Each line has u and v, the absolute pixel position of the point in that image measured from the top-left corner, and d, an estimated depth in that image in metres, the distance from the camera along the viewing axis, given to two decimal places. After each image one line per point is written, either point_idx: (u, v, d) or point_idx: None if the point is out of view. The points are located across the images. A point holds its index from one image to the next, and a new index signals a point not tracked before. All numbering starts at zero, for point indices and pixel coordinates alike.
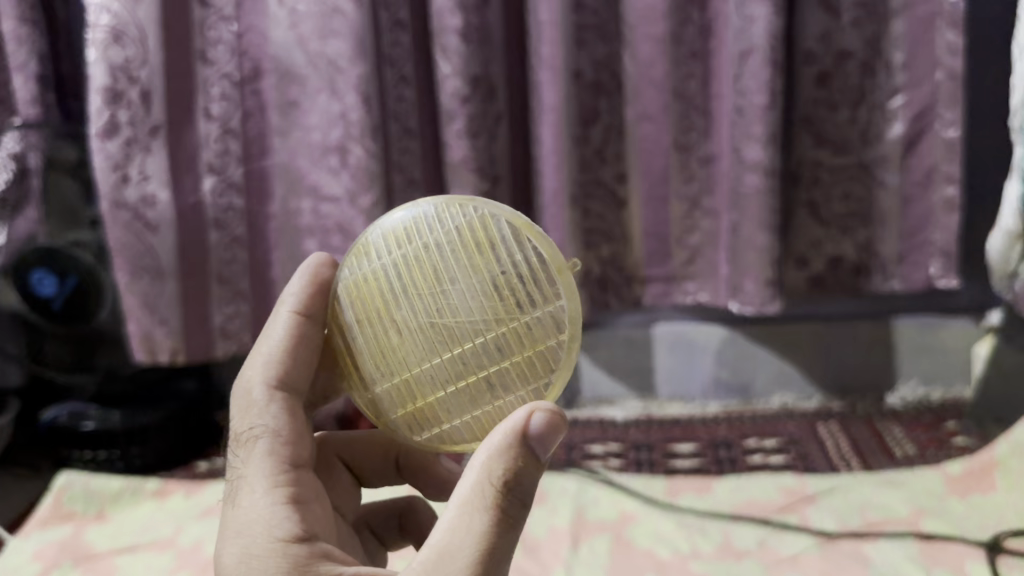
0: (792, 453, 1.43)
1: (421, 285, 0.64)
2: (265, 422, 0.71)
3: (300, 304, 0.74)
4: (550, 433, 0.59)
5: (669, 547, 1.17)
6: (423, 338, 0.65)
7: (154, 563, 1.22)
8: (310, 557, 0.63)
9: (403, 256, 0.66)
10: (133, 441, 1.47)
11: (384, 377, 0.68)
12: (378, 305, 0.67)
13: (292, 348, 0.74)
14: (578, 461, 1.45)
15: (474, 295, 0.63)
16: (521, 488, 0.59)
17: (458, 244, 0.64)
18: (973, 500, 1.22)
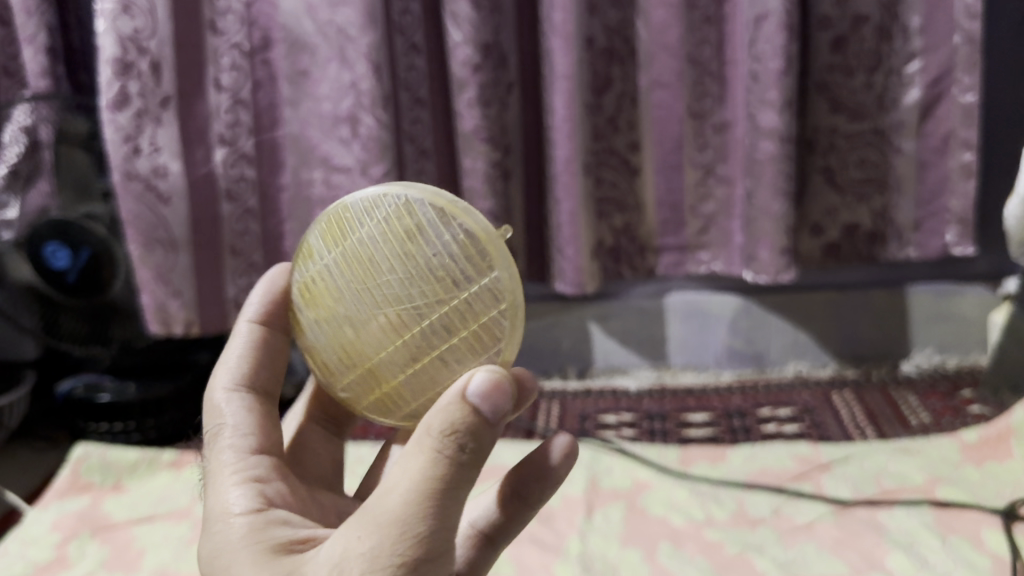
0: (806, 421, 1.43)
1: (363, 280, 0.64)
2: (223, 416, 0.72)
3: (258, 315, 0.78)
4: (494, 395, 0.56)
5: (683, 515, 1.17)
6: (375, 332, 0.65)
7: (171, 532, 1.23)
8: (269, 526, 0.63)
9: (344, 254, 0.66)
10: (149, 412, 1.48)
11: (348, 369, 0.68)
12: (328, 301, 0.67)
13: (259, 357, 0.77)
14: (592, 431, 1.45)
15: (412, 283, 0.62)
16: (467, 445, 0.55)
17: (392, 233, 0.63)
18: (989, 468, 1.21)
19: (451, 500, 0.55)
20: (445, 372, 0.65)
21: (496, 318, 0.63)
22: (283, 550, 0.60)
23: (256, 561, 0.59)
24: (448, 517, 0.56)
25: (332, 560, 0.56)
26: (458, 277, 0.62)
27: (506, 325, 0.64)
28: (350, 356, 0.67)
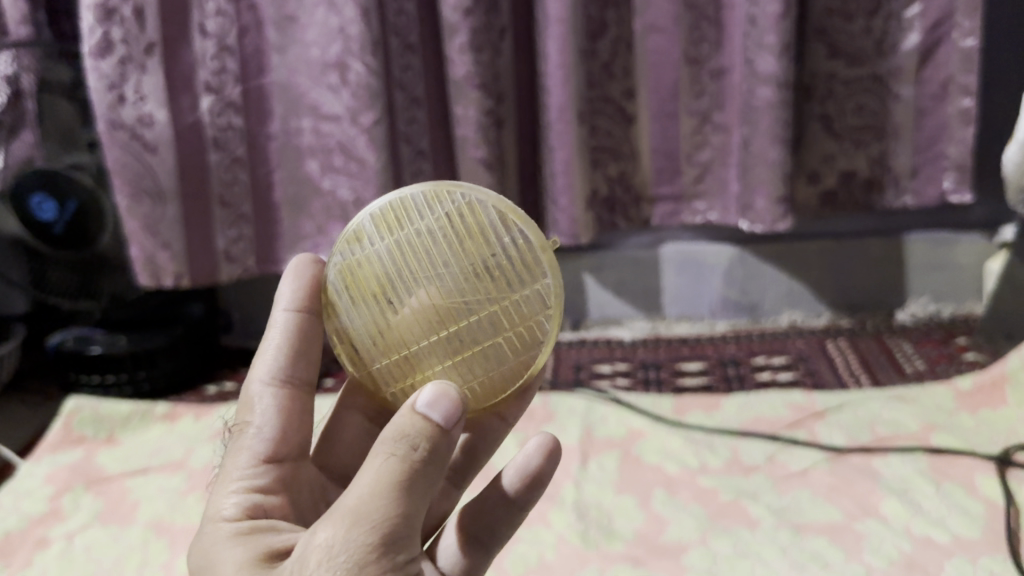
0: (800, 369, 1.43)
1: (419, 270, 0.69)
2: (249, 415, 0.72)
3: (302, 306, 0.75)
4: (444, 403, 0.58)
5: (678, 463, 1.17)
6: (425, 321, 0.70)
7: (166, 484, 1.23)
8: (259, 528, 0.63)
9: (398, 243, 0.69)
10: (140, 365, 1.46)
11: (384, 353, 0.72)
12: (373, 286, 0.70)
13: (300, 353, 0.75)
14: (586, 381, 1.45)
15: (473, 279, 0.68)
16: (421, 443, 0.56)
17: (456, 230, 0.68)
18: (984, 415, 1.21)
19: (412, 497, 0.56)
20: (484, 364, 0.72)
21: (539, 322, 0.71)
22: (270, 546, 0.60)
23: (240, 560, 0.58)
24: (411, 515, 0.56)
25: (297, 555, 0.55)
26: (514, 279, 0.69)
27: (547, 329, 0.71)
28: (391, 343, 0.71)
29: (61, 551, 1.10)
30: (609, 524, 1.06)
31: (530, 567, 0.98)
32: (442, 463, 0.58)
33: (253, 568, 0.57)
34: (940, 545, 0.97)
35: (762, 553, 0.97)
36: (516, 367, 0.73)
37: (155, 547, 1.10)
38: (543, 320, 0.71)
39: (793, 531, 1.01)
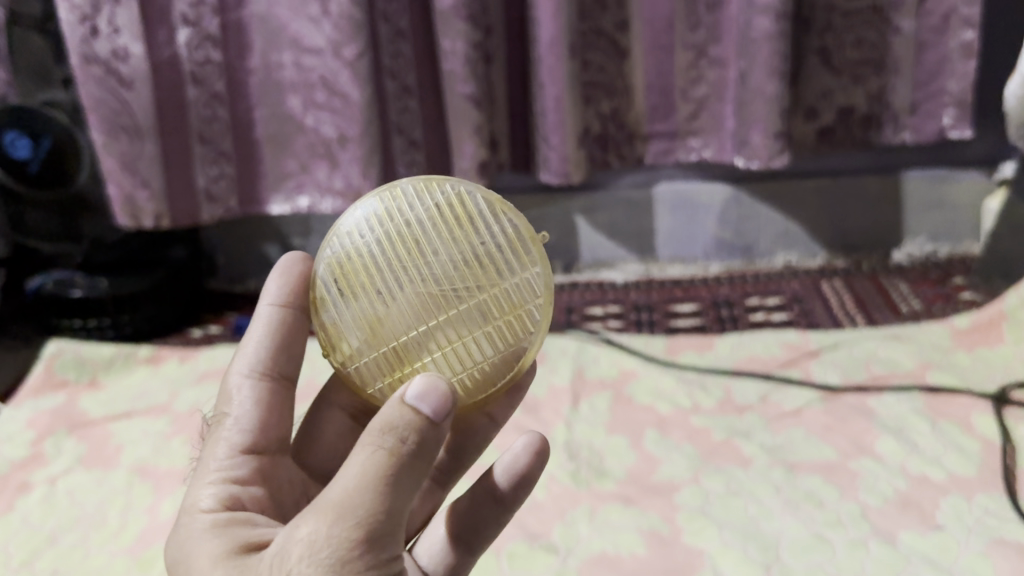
0: (794, 310, 1.40)
1: (407, 257, 0.65)
2: (228, 408, 0.69)
3: (285, 298, 0.74)
4: (433, 395, 0.54)
5: (670, 403, 1.15)
6: (416, 309, 0.65)
7: (150, 428, 1.20)
8: (235, 520, 0.60)
9: (386, 232, 0.66)
10: (123, 308, 1.44)
11: (371, 345, 0.66)
12: (362, 276, 0.66)
13: (281, 346, 0.73)
14: (577, 323, 1.43)
15: (464, 266, 0.64)
16: (410, 437, 0.53)
17: (447, 218, 0.65)
18: (980, 353, 1.20)
19: (397, 493, 0.52)
20: (476, 356, 0.66)
21: (530, 309, 0.67)
22: (245, 539, 0.58)
23: (214, 553, 0.56)
24: (396, 511, 0.53)
25: (278, 549, 0.53)
26: (505, 266, 0.65)
27: (537, 318, 0.67)
28: (380, 333, 0.66)
29: (43, 495, 1.08)
30: (600, 464, 1.04)
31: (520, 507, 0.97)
32: (429, 459, 0.54)
33: (227, 561, 0.55)
34: (936, 483, 0.95)
35: (755, 492, 0.96)
36: (507, 359, 0.67)
37: (139, 491, 1.08)
38: (534, 308, 0.67)
39: (787, 471, 0.99)
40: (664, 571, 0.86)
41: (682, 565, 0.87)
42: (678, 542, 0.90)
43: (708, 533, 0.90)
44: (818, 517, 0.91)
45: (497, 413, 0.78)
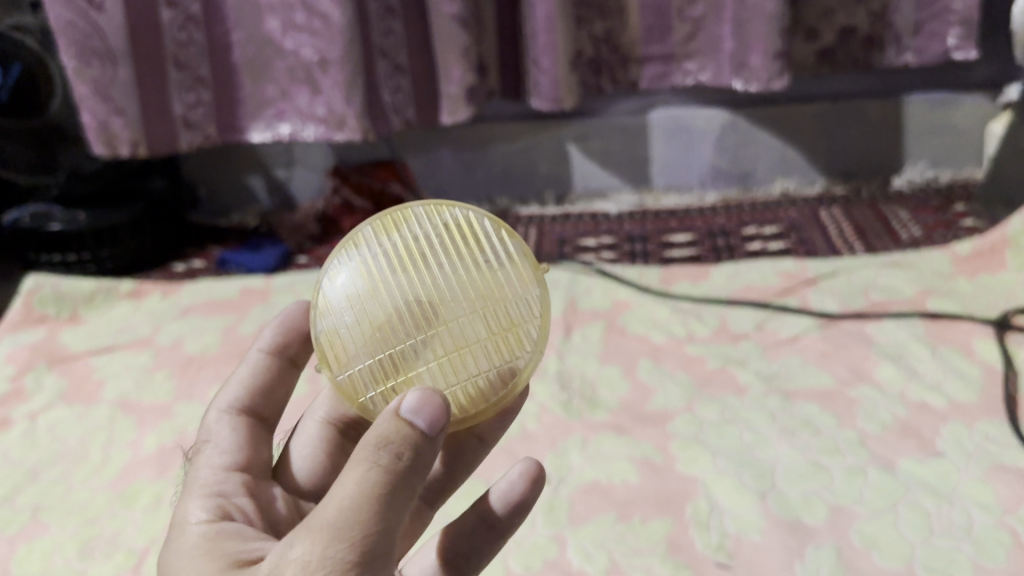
0: (791, 238, 1.37)
1: (409, 266, 0.58)
2: (209, 437, 0.66)
3: (268, 343, 0.72)
4: (430, 405, 0.50)
5: (664, 332, 1.12)
6: (414, 317, 0.57)
7: (132, 363, 1.18)
8: (223, 535, 0.55)
9: (390, 243, 0.59)
10: (102, 242, 1.40)
11: (365, 349, 0.58)
12: (360, 280, 0.58)
13: (262, 387, 0.71)
14: (570, 255, 1.39)
15: (466, 283, 0.58)
16: (405, 452, 0.49)
17: (451, 235, 0.60)
18: (982, 280, 1.17)
19: (391, 509, 0.49)
20: (472, 368, 0.58)
21: (529, 330, 0.60)
22: (233, 554, 0.53)
23: (203, 569, 0.52)
24: (390, 529, 0.49)
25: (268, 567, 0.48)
26: (508, 286, 0.59)
27: (533, 337, 0.60)
28: (377, 338, 0.57)
29: (24, 431, 1.06)
30: (593, 394, 1.02)
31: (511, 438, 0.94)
32: (421, 478, 0.51)
33: None
34: (936, 410, 0.93)
35: (751, 420, 0.94)
36: (502, 377, 0.59)
37: (122, 426, 1.05)
38: (531, 329, 0.60)
39: (783, 399, 0.97)
40: (656, 498, 0.84)
41: (676, 493, 0.85)
42: (672, 471, 0.88)
43: (702, 462, 0.88)
44: (815, 444, 0.89)
45: (489, 434, 0.73)
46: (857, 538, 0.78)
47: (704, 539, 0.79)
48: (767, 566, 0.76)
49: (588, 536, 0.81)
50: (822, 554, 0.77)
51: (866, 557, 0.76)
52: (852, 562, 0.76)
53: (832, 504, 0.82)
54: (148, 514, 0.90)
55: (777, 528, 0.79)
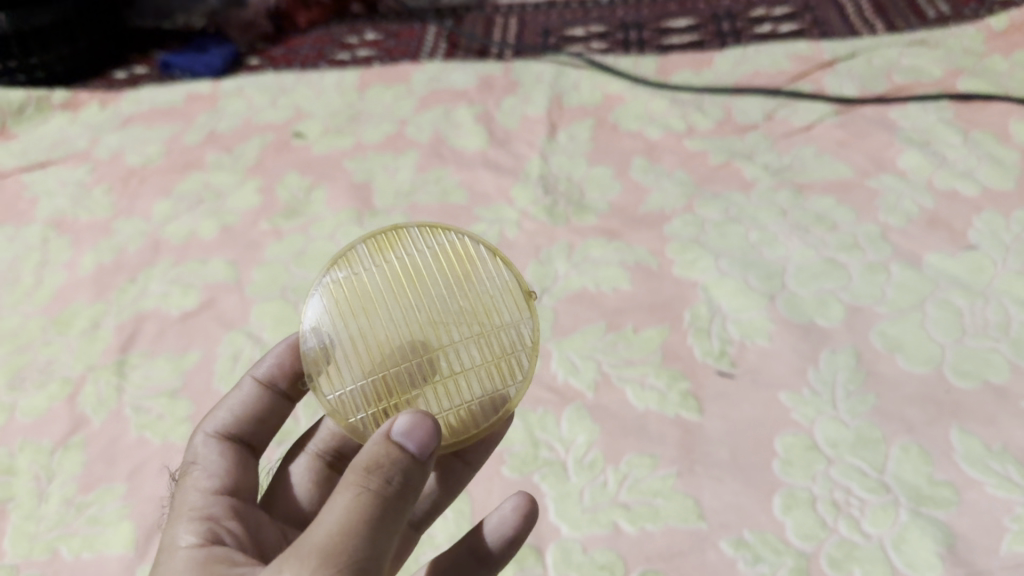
0: (804, 20, 1.22)
1: (404, 291, 0.53)
2: (191, 460, 0.55)
3: (265, 371, 0.59)
4: (421, 424, 0.43)
5: (661, 126, 0.98)
6: (410, 340, 0.52)
7: (68, 178, 1.05)
8: (215, 568, 0.45)
9: (387, 266, 0.54)
10: (30, 49, 1.24)
11: (357, 370, 0.51)
12: (355, 300, 0.53)
13: (255, 417, 0.58)
14: (557, 48, 1.24)
15: (461, 310, 0.53)
16: (394, 476, 0.41)
17: (448, 260, 0.54)
18: (1019, 57, 1.02)
19: (376, 540, 0.41)
20: (464, 395, 0.52)
21: (524, 359, 0.53)
22: None
23: None
24: (376, 564, 0.41)
25: None
26: (503, 315, 0.53)
27: (525, 365, 0.53)
28: (371, 359, 0.51)
29: None
30: (580, 197, 0.89)
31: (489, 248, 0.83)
32: (411, 507, 0.43)
33: None
34: (967, 198, 0.82)
35: (759, 216, 0.83)
36: (493, 404, 0.52)
37: (57, 245, 0.94)
38: (525, 357, 0.53)
39: (795, 193, 0.85)
40: (650, 308, 0.74)
41: (674, 300, 0.75)
42: (668, 276, 0.77)
43: (703, 262, 0.78)
44: (830, 240, 0.79)
45: (473, 455, 0.58)
46: (877, 340, 0.69)
47: (705, 347, 0.70)
48: (776, 373, 0.67)
49: (575, 349, 0.72)
50: (839, 358, 0.68)
51: (888, 361, 0.67)
52: (872, 367, 0.67)
53: (849, 304, 0.72)
54: (84, 340, 0.81)
55: (788, 332, 0.70)
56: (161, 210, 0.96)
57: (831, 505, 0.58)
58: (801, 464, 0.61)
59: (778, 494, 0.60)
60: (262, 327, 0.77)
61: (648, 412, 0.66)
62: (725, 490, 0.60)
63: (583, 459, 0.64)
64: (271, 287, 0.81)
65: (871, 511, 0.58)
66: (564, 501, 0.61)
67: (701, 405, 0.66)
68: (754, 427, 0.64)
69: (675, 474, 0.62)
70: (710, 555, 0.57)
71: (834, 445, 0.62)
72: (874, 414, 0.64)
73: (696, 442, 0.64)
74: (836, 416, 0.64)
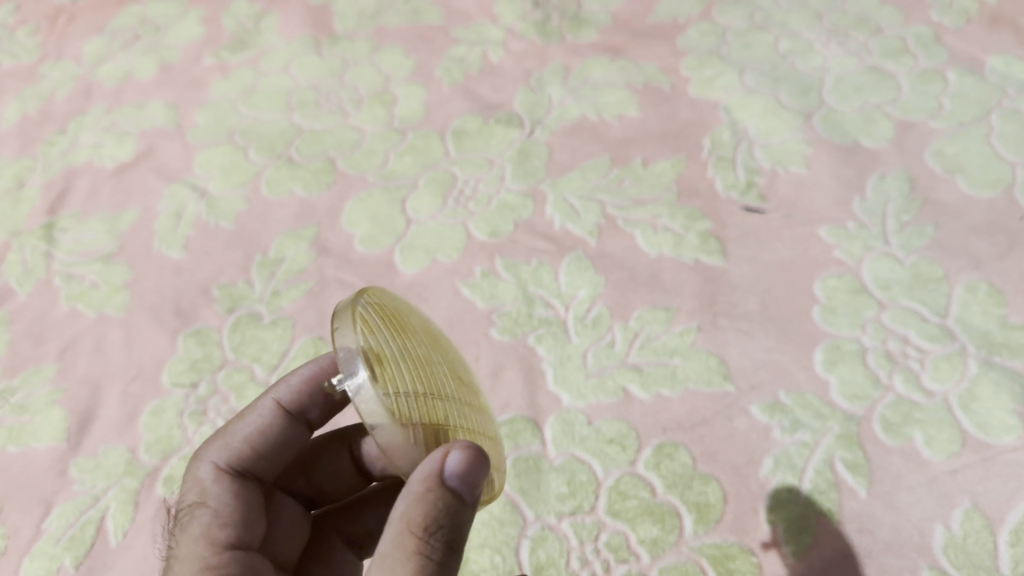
0: None
1: (430, 344, 0.38)
2: (190, 497, 0.40)
3: (290, 395, 0.43)
4: (480, 461, 0.32)
5: None
6: (446, 382, 0.36)
7: None
8: None
9: (408, 318, 0.39)
10: None
11: (411, 375, 0.34)
12: (393, 325, 0.36)
13: (276, 449, 0.43)
14: None
15: (464, 387, 0.39)
16: (453, 531, 0.32)
17: (442, 345, 0.40)
18: None
19: None
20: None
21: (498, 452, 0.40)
22: None
23: None
24: None
25: None
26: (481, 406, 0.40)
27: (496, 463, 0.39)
28: (421, 376, 0.34)
29: None
30: (576, 10, 0.74)
31: (470, 74, 0.70)
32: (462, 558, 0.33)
33: None
34: None
35: (789, 22, 0.69)
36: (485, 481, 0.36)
37: None
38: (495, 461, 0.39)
39: None
40: (661, 136, 0.62)
41: (690, 126, 0.63)
42: (682, 97, 0.65)
43: (723, 79, 0.65)
44: (874, 46, 0.66)
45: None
46: (933, 161, 0.58)
47: (729, 179, 0.59)
48: (814, 206, 0.56)
49: (574, 188, 0.60)
50: (888, 185, 0.57)
51: (946, 186, 0.56)
52: (928, 194, 0.56)
53: (899, 120, 0.61)
54: (7, 202, 0.69)
55: (827, 157, 0.59)
56: (92, 50, 0.82)
57: (884, 358, 0.49)
58: (847, 311, 0.51)
59: (820, 347, 0.50)
60: (208, 178, 0.66)
61: (662, 258, 0.56)
62: (755, 346, 0.51)
63: (585, 317, 0.54)
64: (217, 132, 0.70)
65: (933, 363, 0.48)
66: (564, 367, 0.52)
67: (724, 248, 0.55)
68: (789, 271, 0.54)
69: (695, 329, 0.52)
70: (740, 423, 0.48)
71: (886, 287, 0.52)
72: (932, 248, 0.53)
73: (719, 290, 0.54)
74: (887, 252, 0.53)
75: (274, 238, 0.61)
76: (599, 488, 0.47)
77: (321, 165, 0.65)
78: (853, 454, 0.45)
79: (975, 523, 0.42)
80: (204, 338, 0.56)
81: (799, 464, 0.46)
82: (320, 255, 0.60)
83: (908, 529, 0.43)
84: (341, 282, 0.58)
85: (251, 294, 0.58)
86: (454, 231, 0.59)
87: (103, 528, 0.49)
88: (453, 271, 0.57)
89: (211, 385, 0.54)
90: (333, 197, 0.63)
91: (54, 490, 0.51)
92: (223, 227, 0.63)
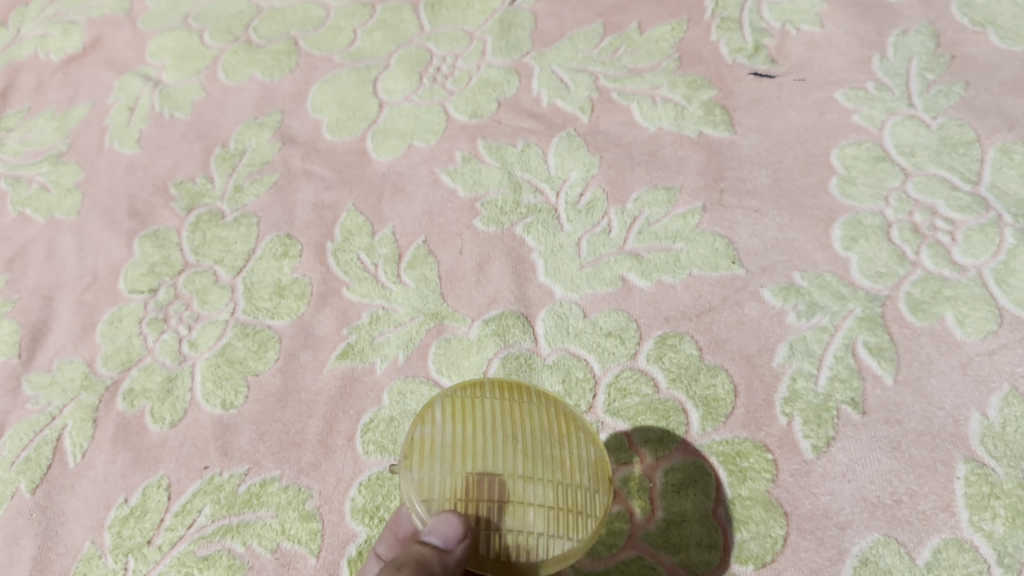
0: None
1: (515, 422, 0.33)
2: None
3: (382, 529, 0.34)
4: (463, 526, 0.30)
5: None
6: (509, 454, 0.32)
7: None
8: None
9: (507, 405, 0.34)
10: None
11: (449, 458, 0.32)
12: (465, 409, 0.33)
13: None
14: None
15: (552, 452, 0.32)
16: (406, 567, 0.29)
17: (559, 412, 0.34)
18: None
19: None
20: (518, 534, 0.31)
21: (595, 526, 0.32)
22: None
23: None
24: None
25: None
26: (587, 470, 0.32)
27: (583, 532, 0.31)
28: (466, 453, 0.32)
29: None
30: None
31: None
32: None
33: None
34: None
35: None
36: (536, 558, 0.31)
37: None
38: (590, 527, 0.31)
39: None
40: None
41: None
42: None
43: None
44: None
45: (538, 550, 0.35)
46: (961, 13, 0.51)
47: (734, 42, 0.53)
48: (828, 67, 0.51)
49: (562, 59, 0.54)
50: (911, 41, 0.51)
51: (976, 39, 0.50)
52: (956, 48, 0.50)
53: None
54: None
55: (842, 12, 0.53)
56: None
57: (910, 232, 0.44)
58: (868, 181, 0.46)
59: (839, 223, 0.45)
60: (160, 66, 0.61)
61: (662, 133, 0.50)
62: (766, 224, 0.46)
63: (577, 201, 0.49)
64: (169, 17, 0.64)
65: (965, 235, 0.43)
66: (556, 256, 0.47)
67: (731, 118, 0.50)
68: (803, 140, 0.48)
69: (700, 210, 0.47)
70: (750, 309, 0.43)
71: (911, 153, 0.46)
72: (962, 108, 0.47)
73: (725, 163, 0.48)
74: (912, 114, 0.48)
75: (234, 128, 0.56)
76: (597, 385, 0.42)
77: (282, 46, 0.59)
78: (877, 338, 0.41)
79: (1015, 409, 0.38)
80: (161, 240, 0.52)
81: (818, 351, 0.41)
82: (285, 145, 0.54)
83: (940, 418, 0.39)
84: (309, 174, 0.53)
85: (211, 189, 0.53)
86: (431, 112, 0.54)
87: (60, 449, 0.45)
88: (431, 156, 0.52)
89: (172, 291, 0.50)
90: (297, 81, 0.57)
91: (6, 410, 0.47)
92: (178, 119, 0.57)
